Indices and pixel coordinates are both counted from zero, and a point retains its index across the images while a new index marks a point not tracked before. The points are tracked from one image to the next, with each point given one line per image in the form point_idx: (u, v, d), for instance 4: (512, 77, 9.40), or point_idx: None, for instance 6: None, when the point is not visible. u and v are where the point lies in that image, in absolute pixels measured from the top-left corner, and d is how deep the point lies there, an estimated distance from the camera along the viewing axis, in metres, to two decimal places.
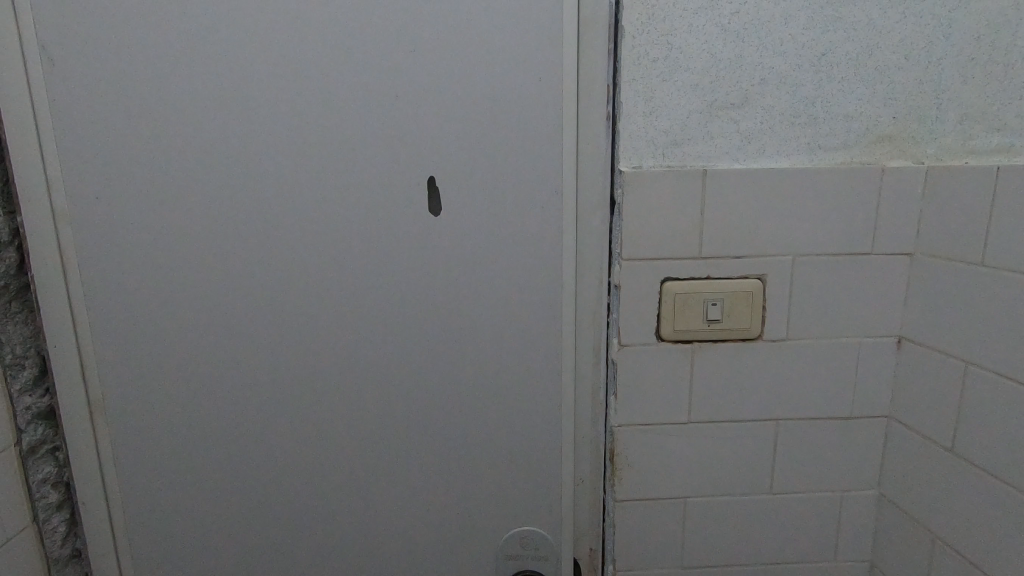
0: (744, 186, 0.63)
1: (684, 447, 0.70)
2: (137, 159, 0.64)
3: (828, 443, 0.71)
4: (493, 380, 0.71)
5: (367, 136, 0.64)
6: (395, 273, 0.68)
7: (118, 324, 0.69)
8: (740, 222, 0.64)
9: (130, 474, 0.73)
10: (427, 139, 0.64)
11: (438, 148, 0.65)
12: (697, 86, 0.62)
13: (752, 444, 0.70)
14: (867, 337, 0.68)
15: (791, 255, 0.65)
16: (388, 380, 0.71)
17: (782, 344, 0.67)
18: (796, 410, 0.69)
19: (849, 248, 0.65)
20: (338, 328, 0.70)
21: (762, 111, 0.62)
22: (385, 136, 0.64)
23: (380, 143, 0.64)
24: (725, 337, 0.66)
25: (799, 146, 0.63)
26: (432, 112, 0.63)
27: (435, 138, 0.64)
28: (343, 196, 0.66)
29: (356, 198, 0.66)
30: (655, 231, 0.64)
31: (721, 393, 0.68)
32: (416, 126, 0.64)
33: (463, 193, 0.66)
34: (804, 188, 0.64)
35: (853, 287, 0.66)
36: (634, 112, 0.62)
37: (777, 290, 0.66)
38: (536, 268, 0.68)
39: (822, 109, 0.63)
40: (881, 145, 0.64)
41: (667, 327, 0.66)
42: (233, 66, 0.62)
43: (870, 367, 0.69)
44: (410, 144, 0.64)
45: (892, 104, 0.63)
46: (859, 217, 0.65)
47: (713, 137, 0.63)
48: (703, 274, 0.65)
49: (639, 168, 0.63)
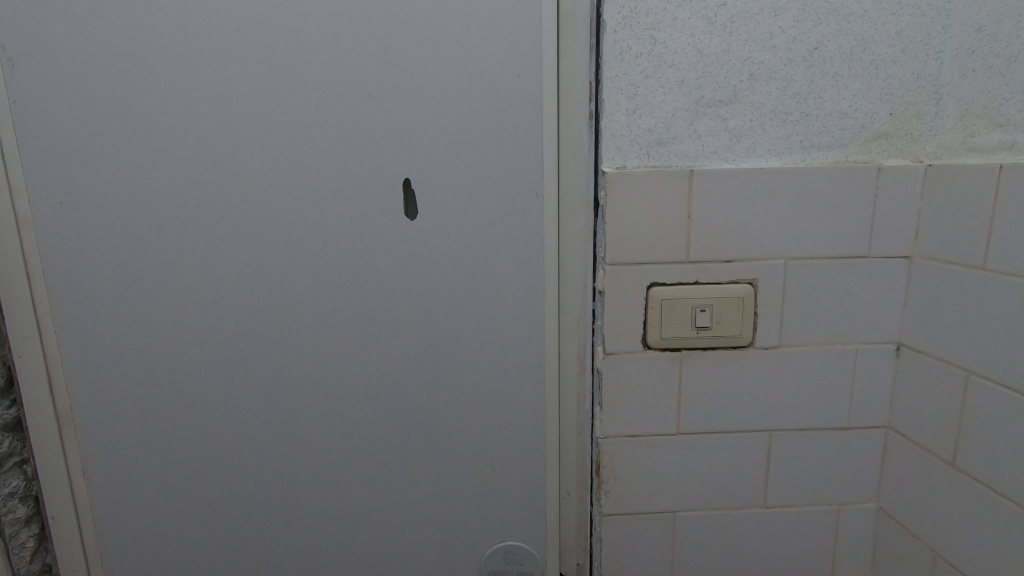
0: (734, 186, 0.60)
1: (672, 459, 0.67)
2: (102, 162, 0.62)
3: (824, 454, 0.68)
4: (475, 390, 0.68)
5: (338, 137, 0.62)
6: (371, 280, 0.66)
7: (85, 333, 0.66)
8: (730, 224, 0.61)
9: (101, 487, 0.71)
10: (402, 141, 0.62)
11: (413, 149, 0.62)
12: (683, 82, 0.59)
13: (744, 455, 0.67)
14: (864, 344, 0.65)
15: (783, 259, 0.62)
16: (367, 390, 0.69)
17: (775, 352, 0.65)
18: (789, 420, 0.66)
19: (844, 251, 0.63)
20: (313, 337, 0.67)
21: (752, 108, 0.60)
22: (358, 137, 0.62)
23: (354, 145, 0.62)
24: (714, 345, 0.64)
25: (791, 145, 0.61)
26: (406, 111, 0.61)
27: (409, 138, 0.62)
28: (316, 200, 0.63)
29: (330, 202, 0.63)
30: (641, 234, 0.61)
31: (712, 403, 0.66)
32: (390, 127, 0.61)
33: (440, 196, 0.63)
34: (795, 189, 0.61)
35: (849, 292, 0.64)
36: (617, 110, 0.60)
37: (769, 296, 0.63)
38: (517, 273, 0.65)
39: (816, 105, 0.60)
40: (878, 143, 0.61)
41: (653, 335, 0.63)
42: (200, 64, 0.60)
43: (868, 376, 0.66)
44: (385, 146, 0.62)
45: (889, 100, 0.60)
46: (854, 219, 0.62)
47: (700, 135, 0.60)
48: (691, 279, 0.62)
49: (623, 168, 0.60)
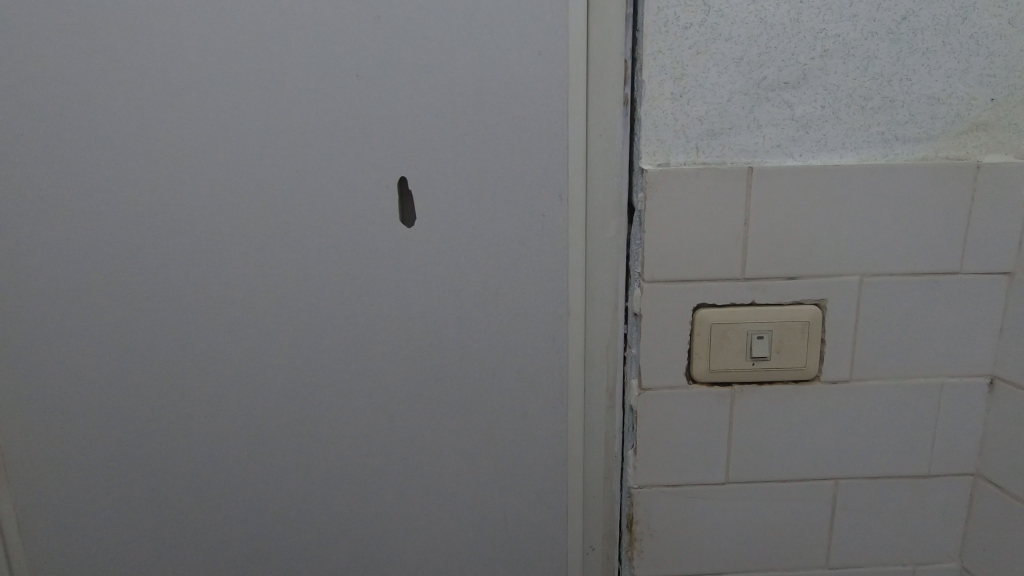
0: (800, 187, 0.50)
1: (718, 513, 0.56)
2: (37, 155, 0.51)
3: (899, 506, 0.57)
4: (482, 428, 0.58)
5: (318, 126, 0.51)
6: (359, 299, 0.55)
7: (23, 360, 0.56)
8: (794, 234, 0.50)
9: (44, 538, 0.60)
10: (395, 131, 0.51)
11: (409, 141, 0.51)
12: (741, 60, 0.48)
13: (804, 508, 0.56)
14: (951, 376, 0.54)
15: (857, 276, 0.52)
16: (354, 429, 0.58)
17: (844, 386, 0.54)
18: (859, 466, 0.56)
19: (931, 266, 0.52)
20: (290, 366, 0.56)
21: (824, 92, 0.49)
22: (342, 127, 0.51)
23: (337, 136, 0.51)
24: (772, 378, 0.53)
25: (870, 137, 0.50)
26: (400, 95, 0.50)
27: (404, 127, 0.51)
28: (291, 202, 0.52)
29: (308, 205, 0.52)
30: (687, 246, 0.50)
31: (767, 446, 0.55)
32: (382, 114, 0.50)
33: (442, 198, 0.52)
34: (874, 190, 0.50)
35: (935, 315, 0.53)
36: (659, 93, 0.49)
37: (839, 320, 0.52)
38: (534, 290, 0.54)
39: (901, 88, 0.49)
40: (974, 135, 0.50)
41: (699, 366, 0.52)
42: (151, 36, 0.48)
43: (954, 415, 0.55)
44: (375, 137, 0.51)
45: (990, 82, 0.49)
46: (944, 227, 0.51)
47: (760, 125, 0.49)
48: (745, 300, 0.52)
49: (666, 165, 0.49)
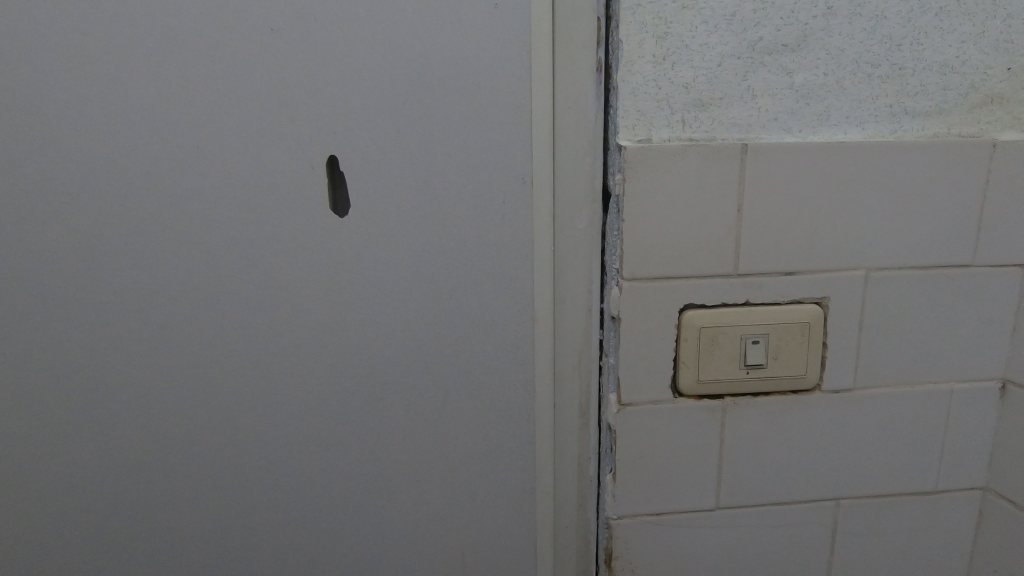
0: (801, 168, 0.43)
1: (708, 543, 0.49)
2: None
3: (905, 526, 0.51)
4: (436, 456, 0.49)
5: (221, 91, 0.40)
6: (282, 306, 0.45)
7: None
8: (793, 223, 0.44)
9: None
10: (321, 99, 0.41)
11: (338, 112, 0.41)
12: (733, 18, 0.41)
13: (803, 533, 0.50)
14: (962, 381, 0.48)
15: (863, 271, 0.45)
16: (280, 462, 0.48)
17: (848, 396, 0.47)
18: (863, 485, 0.50)
19: (942, 259, 0.46)
20: (198, 389, 0.46)
21: (827, 56, 0.42)
22: (253, 93, 0.41)
23: (247, 104, 0.41)
24: (769, 389, 0.46)
25: (878, 110, 0.43)
26: (325, 54, 0.40)
27: (332, 94, 0.41)
28: (190, 187, 0.42)
29: (212, 192, 0.42)
30: (672, 237, 0.43)
31: (763, 466, 0.48)
32: (302, 77, 0.40)
33: (382, 182, 0.43)
34: (882, 172, 0.44)
35: (946, 313, 0.47)
36: (638, 56, 0.41)
37: (843, 321, 0.46)
38: (496, 293, 0.45)
39: (911, 54, 0.43)
40: (989, 110, 0.44)
41: (687, 378, 0.45)
42: None
43: (964, 424, 0.49)
44: (295, 106, 0.41)
45: (1008, 49, 0.43)
46: (957, 215, 0.45)
47: (755, 95, 0.42)
48: (739, 299, 0.45)
49: (647, 141, 0.42)
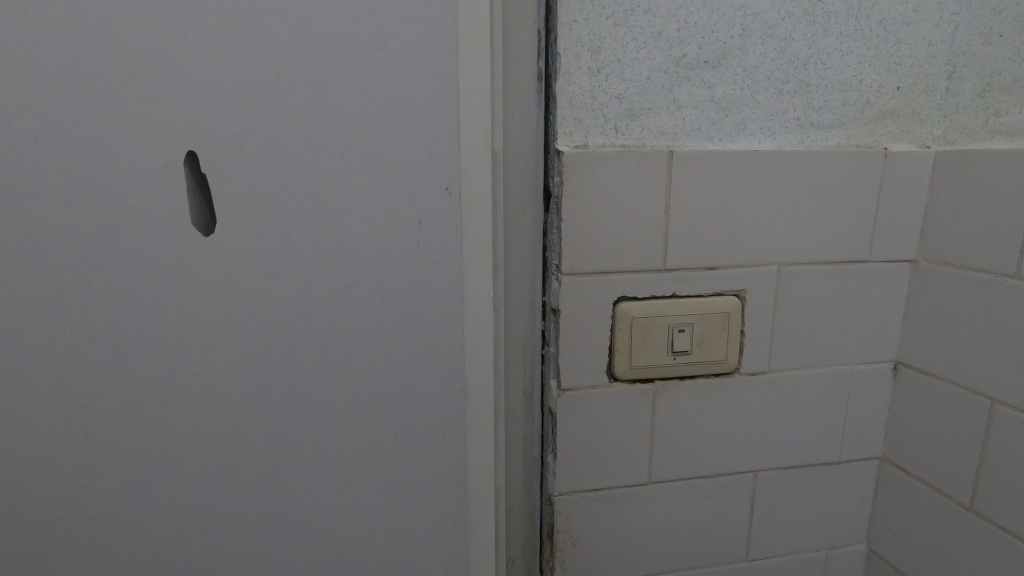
0: (720, 174, 0.47)
1: (642, 515, 0.54)
2: None
3: (814, 494, 0.57)
4: (364, 471, 0.47)
5: (94, 84, 0.36)
6: (178, 320, 0.41)
7: None
8: (714, 222, 0.48)
9: None
10: (212, 95, 0.37)
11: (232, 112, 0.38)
12: (660, 35, 0.45)
13: (726, 502, 0.55)
14: (860, 363, 0.55)
15: (776, 265, 0.50)
16: (187, 493, 0.45)
17: (763, 378, 0.53)
18: (778, 458, 0.55)
19: (844, 254, 0.52)
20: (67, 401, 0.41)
21: (743, 72, 0.47)
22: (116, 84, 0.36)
23: (123, 100, 0.37)
24: (694, 373, 0.51)
25: (787, 122, 0.49)
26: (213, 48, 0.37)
27: (226, 92, 0.37)
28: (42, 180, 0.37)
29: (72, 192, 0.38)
30: (606, 234, 0.47)
31: (689, 443, 0.53)
32: (188, 68, 0.37)
33: (283, 190, 0.40)
34: (792, 178, 0.49)
35: (846, 302, 0.53)
36: (576, 68, 0.44)
37: (759, 310, 0.51)
38: (422, 302, 0.44)
39: (814, 73, 0.48)
40: (882, 123, 0.50)
41: (621, 364, 0.49)
42: None
43: (862, 400, 0.56)
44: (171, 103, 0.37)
45: (897, 70, 0.49)
46: (856, 215, 0.51)
47: (680, 106, 0.46)
48: (667, 292, 0.49)
49: (584, 146, 0.45)
